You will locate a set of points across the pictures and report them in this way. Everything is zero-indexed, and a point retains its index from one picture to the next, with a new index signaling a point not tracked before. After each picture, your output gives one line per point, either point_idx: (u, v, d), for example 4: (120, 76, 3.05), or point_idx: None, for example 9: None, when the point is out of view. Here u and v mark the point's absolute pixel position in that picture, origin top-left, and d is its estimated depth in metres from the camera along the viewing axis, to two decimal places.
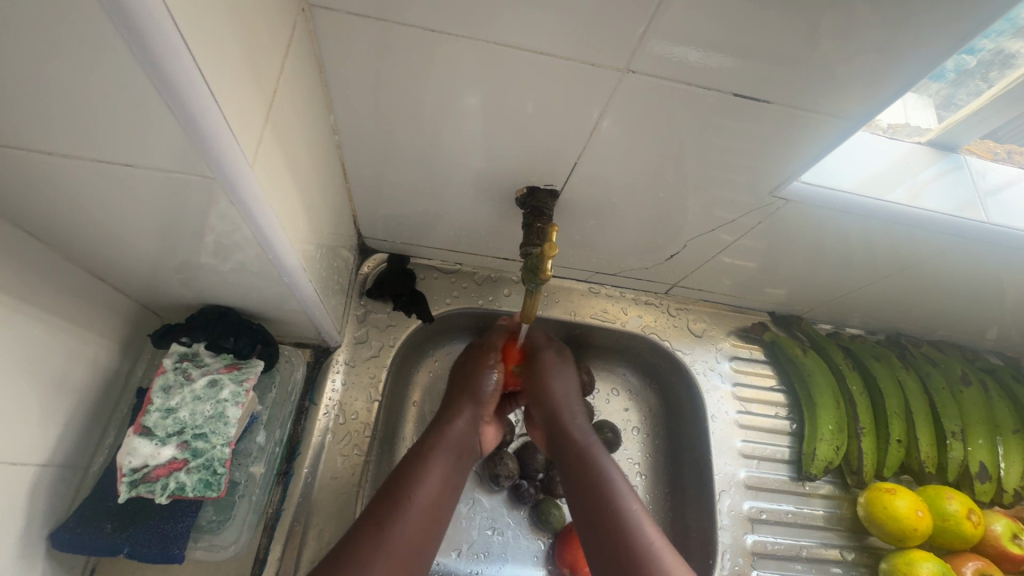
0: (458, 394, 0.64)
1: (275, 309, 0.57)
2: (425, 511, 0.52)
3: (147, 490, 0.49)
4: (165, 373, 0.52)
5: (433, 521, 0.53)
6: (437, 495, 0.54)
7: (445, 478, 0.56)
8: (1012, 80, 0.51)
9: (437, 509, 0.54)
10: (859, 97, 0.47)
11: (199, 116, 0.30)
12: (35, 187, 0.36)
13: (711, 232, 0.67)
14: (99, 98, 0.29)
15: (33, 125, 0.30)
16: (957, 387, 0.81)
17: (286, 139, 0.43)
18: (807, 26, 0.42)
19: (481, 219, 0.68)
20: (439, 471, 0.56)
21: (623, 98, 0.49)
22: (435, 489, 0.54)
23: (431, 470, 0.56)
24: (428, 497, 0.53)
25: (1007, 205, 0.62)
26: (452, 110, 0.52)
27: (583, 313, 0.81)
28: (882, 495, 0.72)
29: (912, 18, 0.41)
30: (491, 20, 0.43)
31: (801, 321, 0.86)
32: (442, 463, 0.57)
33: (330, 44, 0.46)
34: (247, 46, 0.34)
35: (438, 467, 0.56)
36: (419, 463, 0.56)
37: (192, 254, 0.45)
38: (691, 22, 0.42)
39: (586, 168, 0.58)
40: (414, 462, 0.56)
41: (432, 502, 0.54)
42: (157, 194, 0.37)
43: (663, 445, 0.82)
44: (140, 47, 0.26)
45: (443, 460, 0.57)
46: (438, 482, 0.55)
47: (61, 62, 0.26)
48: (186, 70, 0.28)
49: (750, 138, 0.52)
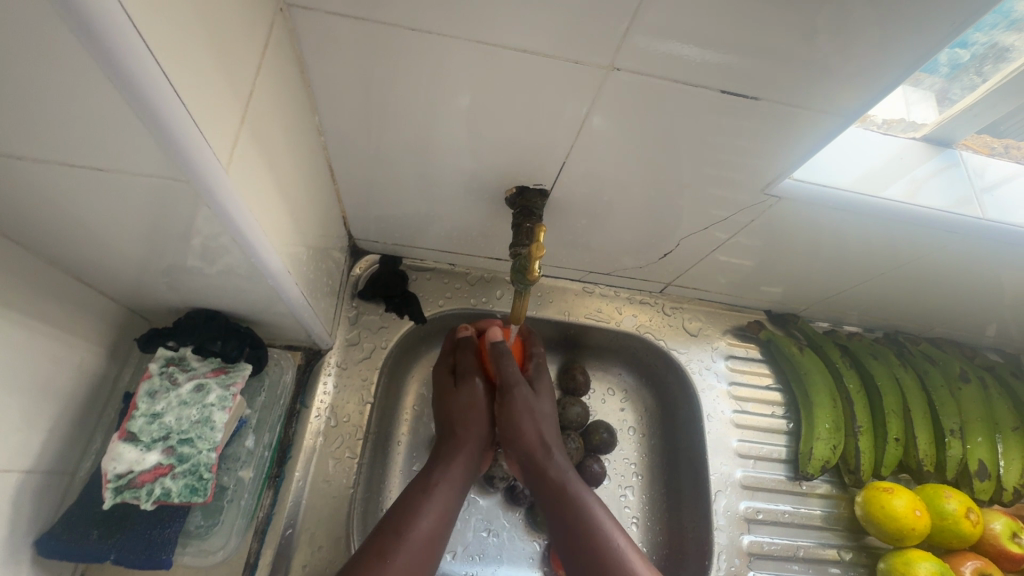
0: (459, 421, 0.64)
1: (264, 312, 0.56)
2: (424, 543, 0.52)
3: (132, 496, 0.49)
4: (150, 378, 0.52)
5: (434, 555, 0.53)
6: (437, 527, 0.54)
7: (446, 509, 0.56)
8: (1009, 73, 0.50)
9: (436, 541, 0.54)
10: (849, 93, 0.47)
11: (167, 119, 0.29)
12: (11, 193, 0.35)
13: (705, 230, 0.66)
14: (65, 101, 0.28)
15: (4, 131, 0.30)
16: (956, 384, 0.80)
17: (266, 141, 0.42)
18: (794, 20, 0.41)
19: (473, 219, 0.67)
20: (440, 501, 0.56)
21: (610, 96, 0.49)
22: (435, 521, 0.54)
23: (434, 503, 0.56)
24: (428, 530, 0.53)
25: (1005, 201, 0.61)
26: (439, 111, 0.51)
27: (577, 313, 0.80)
28: (879, 495, 0.71)
29: (901, 11, 0.40)
30: (473, 18, 0.42)
31: (798, 319, 0.85)
32: (445, 497, 0.57)
33: (312, 43, 0.45)
34: (219, 46, 0.33)
35: (440, 498, 0.56)
36: (422, 495, 0.56)
37: (176, 259, 0.45)
38: (678, 17, 0.41)
39: (576, 166, 0.57)
40: (416, 497, 0.56)
41: (430, 536, 0.53)
42: (136, 198, 0.36)
43: (659, 444, 0.82)
44: (95, 46, 0.25)
45: (446, 494, 0.57)
46: (438, 514, 0.55)
47: (26, 66, 0.26)
48: (147, 68, 0.27)
49: (740, 135, 0.52)
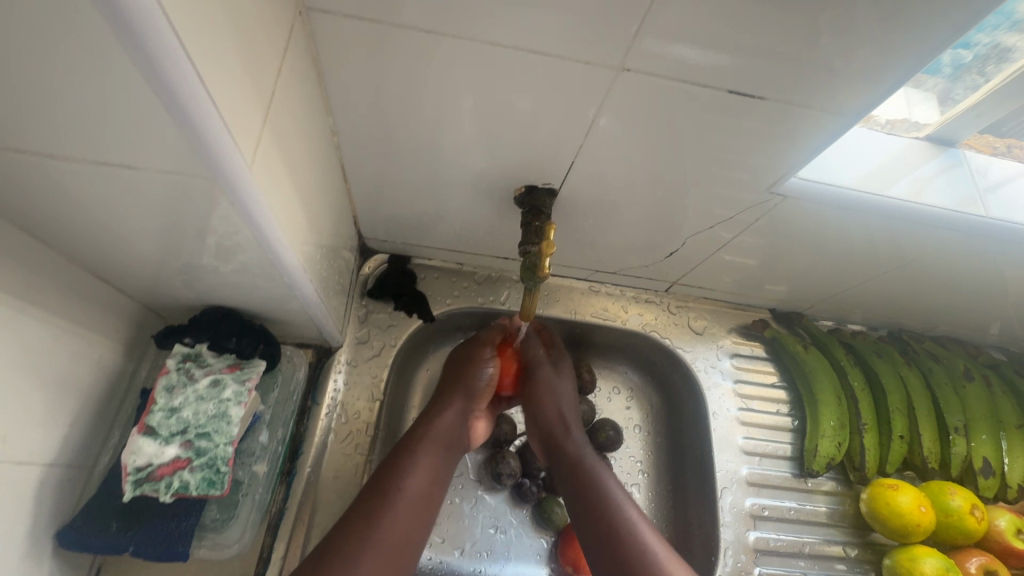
0: (450, 387, 0.64)
1: (277, 310, 0.57)
2: (414, 503, 0.53)
3: (151, 488, 0.50)
4: (168, 373, 0.53)
5: (425, 510, 0.54)
6: (426, 488, 0.55)
7: (433, 469, 0.57)
8: (1009, 74, 0.51)
9: (427, 500, 0.55)
10: (853, 94, 0.47)
11: (197, 117, 0.30)
12: (39, 191, 0.36)
13: (711, 229, 0.67)
14: (98, 100, 0.29)
15: (37, 128, 0.31)
16: (960, 382, 0.80)
17: (285, 141, 0.43)
18: (800, 23, 0.42)
19: (481, 218, 0.68)
20: (427, 462, 0.57)
21: (619, 97, 0.49)
22: (424, 481, 0.55)
23: (421, 462, 0.56)
24: (417, 489, 0.54)
25: (1008, 200, 0.62)
26: (451, 112, 0.52)
27: (584, 312, 0.81)
28: (884, 491, 0.71)
29: (905, 13, 0.41)
30: (486, 20, 0.43)
31: (802, 317, 0.86)
32: (432, 455, 0.57)
33: (327, 46, 0.46)
34: (245, 49, 0.34)
35: (428, 459, 0.57)
36: (408, 453, 0.57)
37: (194, 256, 0.46)
38: (688, 17, 0.42)
39: (584, 165, 0.58)
40: (403, 454, 0.56)
41: (419, 494, 0.54)
42: (159, 196, 0.37)
43: (665, 442, 0.82)
44: (136, 49, 0.26)
45: (432, 451, 0.58)
46: (426, 473, 0.56)
47: (62, 64, 0.27)
48: (184, 71, 0.28)
49: (747, 134, 0.52)
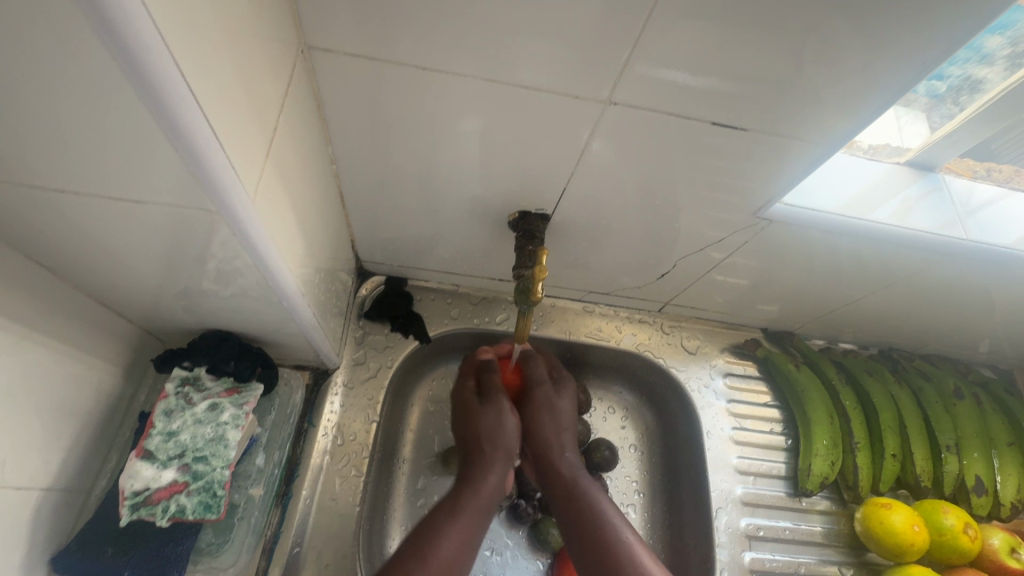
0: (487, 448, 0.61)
1: (276, 332, 0.58)
2: (445, 571, 0.50)
3: (147, 513, 0.50)
4: (166, 398, 0.54)
5: None
6: (461, 552, 0.52)
7: (469, 535, 0.53)
8: (982, 104, 0.53)
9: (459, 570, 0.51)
10: (832, 123, 0.50)
11: (201, 154, 0.32)
12: (48, 222, 0.38)
13: (701, 251, 0.68)
14: (110, 137, 0.30)
15: (50, 164, 0.32)
16: (951, 401, 0.81)
17: (286, 173, 0.45)
18: (779, 56, 0.44)
19: (476, 241, 0.69)
20: (463, 528, 0.53)
21: (608, 125, 0.51)
22: (457, 545, 0.52)
23: (456, 528, 0.53)
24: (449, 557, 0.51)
25: (988, 223, 0.64)
26: (447, 141, 0.54)
27: (578, 332, 0.82)
28: (878, 510, 0.72)
29: (874, 51, 0.43)
30: (478, 56, 0.45)
31: (794, 337, 0.87)
32: (470, 523, 0.54)
33: (327, 79, 0.48)
34: (248, 87, 0.36)
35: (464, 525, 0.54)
36: (446, 520, 0.53)
37: (194, 281, 0.47)
38: (672, 50, 0.44)
39: (576, 191, 0.60)
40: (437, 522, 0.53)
41: (453, 561, 0.51)
42: (164, 225, 0.39)
43: (660, 462, 0.83)
44: (149, 96, 0.28)
45: (471, 519, 0.55)
46: (461, 540, 0.52)
47: (78, 107, 0.28)
48: (190, 112, 0.30)
49: (732, 161, 0.54)
